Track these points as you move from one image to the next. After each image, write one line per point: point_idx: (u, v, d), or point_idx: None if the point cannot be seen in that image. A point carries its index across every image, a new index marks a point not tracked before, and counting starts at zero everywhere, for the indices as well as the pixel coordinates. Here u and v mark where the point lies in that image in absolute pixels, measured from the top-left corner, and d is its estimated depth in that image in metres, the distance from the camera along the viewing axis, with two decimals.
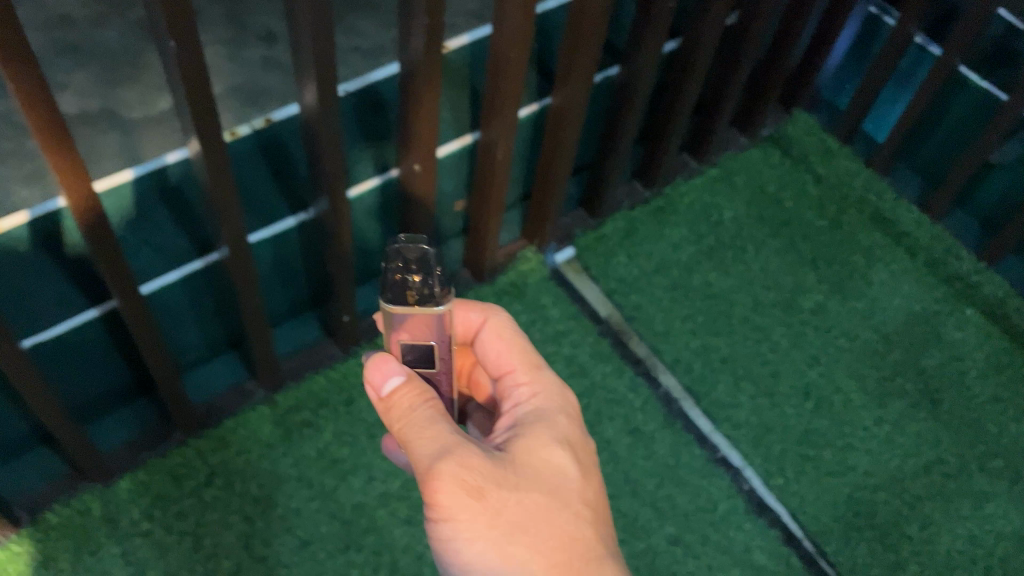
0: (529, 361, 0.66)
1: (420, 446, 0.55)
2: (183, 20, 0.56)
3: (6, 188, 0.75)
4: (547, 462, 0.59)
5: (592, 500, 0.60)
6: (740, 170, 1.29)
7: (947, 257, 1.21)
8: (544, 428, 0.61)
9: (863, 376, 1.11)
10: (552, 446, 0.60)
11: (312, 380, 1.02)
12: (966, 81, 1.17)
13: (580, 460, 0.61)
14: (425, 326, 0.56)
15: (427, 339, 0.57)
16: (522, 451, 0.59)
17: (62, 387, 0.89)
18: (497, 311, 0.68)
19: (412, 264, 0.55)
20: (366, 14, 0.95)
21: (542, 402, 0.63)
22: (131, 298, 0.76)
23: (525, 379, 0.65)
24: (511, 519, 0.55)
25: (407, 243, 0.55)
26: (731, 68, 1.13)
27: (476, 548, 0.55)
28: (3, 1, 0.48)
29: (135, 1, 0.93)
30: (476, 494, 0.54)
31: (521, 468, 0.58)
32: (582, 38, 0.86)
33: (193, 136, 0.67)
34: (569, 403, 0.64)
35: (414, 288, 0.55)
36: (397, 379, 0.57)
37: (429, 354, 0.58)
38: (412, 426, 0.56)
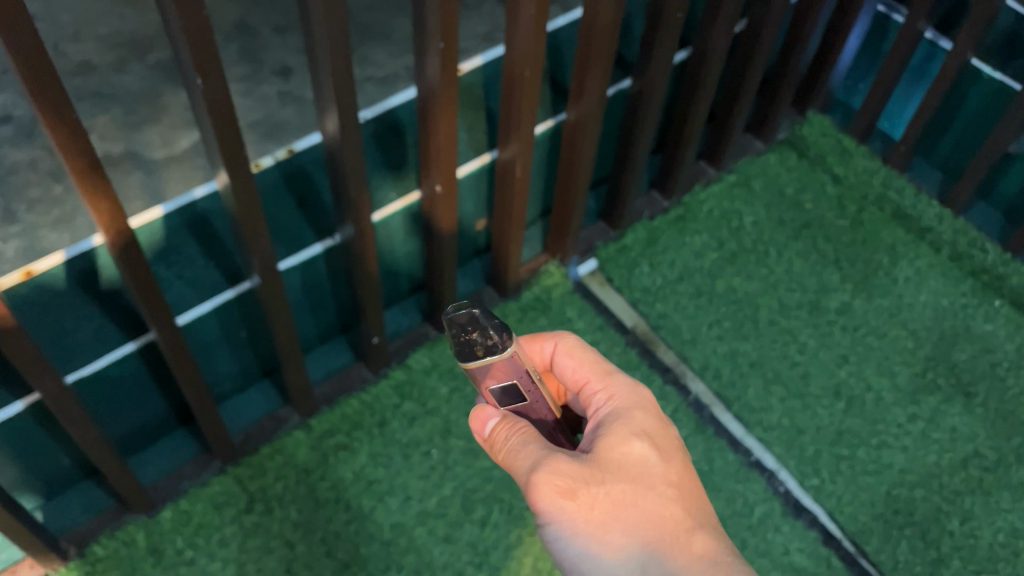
0: (600, 368, 0.66)
1: (518, 462, 0.59)
2: (206, 57, 0.58)
3: (41, 228, 0.77)
4: (628, 455, 0.60)
5: (677, 481, 0.60)
6: (757, 174, 1.30)
7: (971, 249, 1.21)
8: (621, 424, 0.62)
9: (894, 373, 1.11)
10: (631, 439, 0.61)
11: (345, 403, 1.04)
12: (979, 73, 1.16)
13: (661, 447, 0.61)
14: (507, 368, 0.56)
15: (510, 379, 0.58)
16: (604, 448, 0.60)
17: (104, 422, 0.91)
18: (565, 334, 0.68)
19: (468, 327, 0.54)
20: (379, 44, 0.97)
21: (620, 403, 0.64)
22: (168, 330, 0.78)
23: (601, 386, 0.65)
24: (603, 510, 0.58)
25: (456, 309, 0.54)
26: (743, 74, 1.14)
27: (580, 542, 0.58)
28: (39, 46, 0.50)
29: (156, 45, 0.96)
30: (568, 494, 0.57)
31: (605, 462, 0.60)
32: (594, 52, 0.88)
33: (221, 168, 0.69)
34: (646, 398, 0.64)
35: (478, 344, 0.54)
36: (495, 420, 0.62)
37: (517, 389, 0.60)
38: (510, 449, 0.60)
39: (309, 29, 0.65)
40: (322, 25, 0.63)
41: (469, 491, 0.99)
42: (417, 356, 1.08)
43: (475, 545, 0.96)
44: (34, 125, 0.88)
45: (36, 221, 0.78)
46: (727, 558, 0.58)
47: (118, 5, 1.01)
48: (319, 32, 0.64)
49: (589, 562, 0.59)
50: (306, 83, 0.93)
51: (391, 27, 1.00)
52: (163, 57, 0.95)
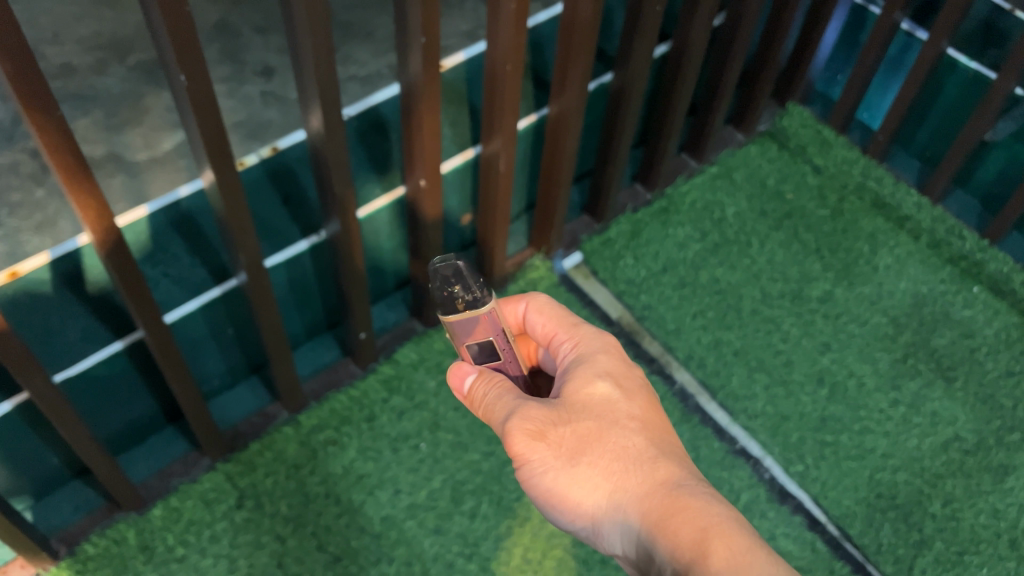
0: (566, 320, 0.69)
1: (492, 413, 0.63)
2: (190, 54, 0.58)
3: (26, 230, 0.77)
4: (593, 395, 0.64)
5: (640, 414, 0.64)
6: (739, 166, 1.31)
7: (950, 237, 1.23)
8: (585, 367, 0.65)
9: (875, 359, 1.13)
10: (594, 381, 0.64)
11: (333, 399, 1.04)
12: (955, 62, 1.18)
13: (622, 385, 0.65)
14: (485, 325, 0.61)
15: (486, 336, 0.62)
16: (570, 392, 0.64)
17: (93, 421, 0.92)
18: (534, 292, 0.71)
19: (451, 279, 0.59)
20: (361, 42, 0.98)
21: (584, 349, 0.67)
22: (156, 328, 0.79)
23: (567, 336, 0.69)
24: (572, 448, 0.62)
25: (442, 261, 0.59)
26: (723, 66, 1.15)
27: (554, 479, 0.62)
28: (23, 46, 0.50)
29: (138, 46, 0.96)
30: (539, 436, 0.61)
31: (571, 404, 0.63)
32: (575, 46, 0.89)
33: (207, 166, 0.69)
34: (609, 343, 0.68)
35: (460, 297, 0.59)
36: (472, 376, 0.65)
37: (492, 348, 0.64)
38: (485, 405, 0.64)
39: (293, 25, 0.65)
40: (306, 21, 0.63)
41: (458, 483, 1.00)
42: (404, 351, 1.09)
43: (465, 537, 0.97)
44: (14, 128, 0.88)
45: (20, 221, 0.79)
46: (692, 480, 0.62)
47: (97, 7, 1.01)
48: (303, 29, 0.64)
49: (565, 498, 0.63)
50: (288, 83, 0.94)
51: (372, 26, 1.00)
52: (143, 59, 0.95)
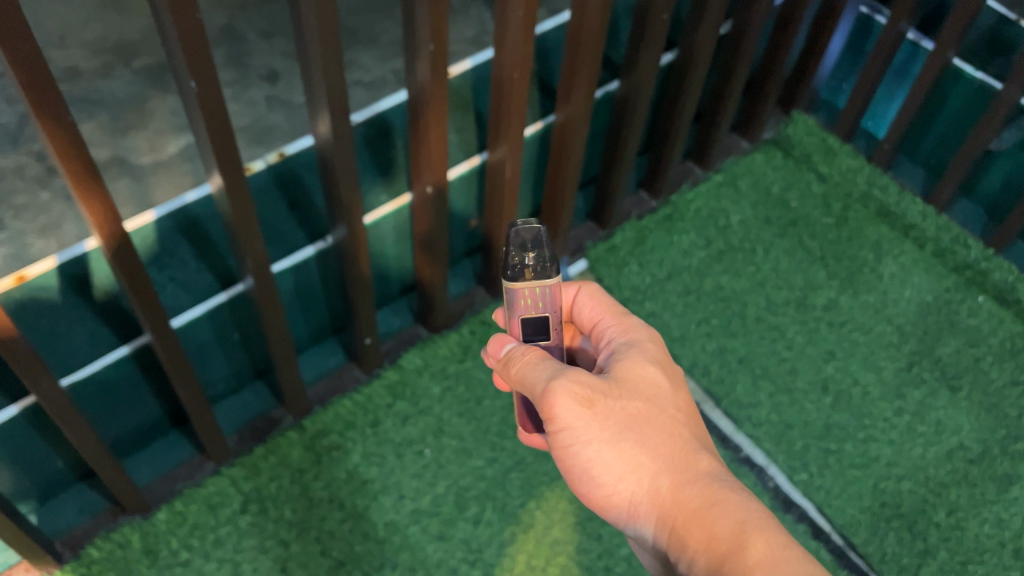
0: (617, 308, 0.73)
1: (535, 375, 0.62)
2: (201, 61, 0.59)
3: (30, 234, 0.77)
4: (642, 377, 0.65)
5: (684, 406, 0.66)
6: (744, 173, 1.31)
7: (954, 245, 1.23)
8: (636, 350, 0.67)
9: (880, 368, 1.13)
10: (645, 365, 0.66)
11: (337, 404, 1.04)
12: (961, 72, 1.18)
13: (670, 374, 0.67)
14: (539, 300, 0.65)
15: (542, 311, 0.66)
16: (619, 370, 0.65)
17: (100, 425, 0.92)
18: (589, 279, 0.75)
19: (528, 243, 0.64)
20: (366, 48, 0.98)
21: (633, 335, 0.70)
22: (163, 332, 0.79)
23: (615, 322, 0.72)
24: (618, 422, 0.62)
25: (522, 225, 0.64)
26: (729, 75, 1.15)
27: (593, 450, 0.62)
28: (36, 53, 0.51)
29: (143, 51, 0.97)
30: (586, 403, 0.61)
31: (620, 382, 0.64)
32: (581, 54, 0.89)
33: (216, 172, 0.70)
34: (657, 335, 0.70)
35: (529, 264, 0.64)
36: (516, 341, 0.65)
37: (545, 326, 0.66)
38: (529, 368, 0.63)
39: (303, 31, 0.66)
40: (315, 27, 0.63)
41: (462, 489, 1.00)
42: (409, 357, 1.09)
43: (468, 543, 0.97)
44: (20, 130, 0.88)
45: (25, 226, 0.79)
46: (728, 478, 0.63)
47: (103, 11, 1.01)
48: (311, 35, 0.65)
49: (601, 472, 0.63)
50: (294, 88, 0.94)
51: (377, 31, 1.01)
52: (149, 62, 0.96)
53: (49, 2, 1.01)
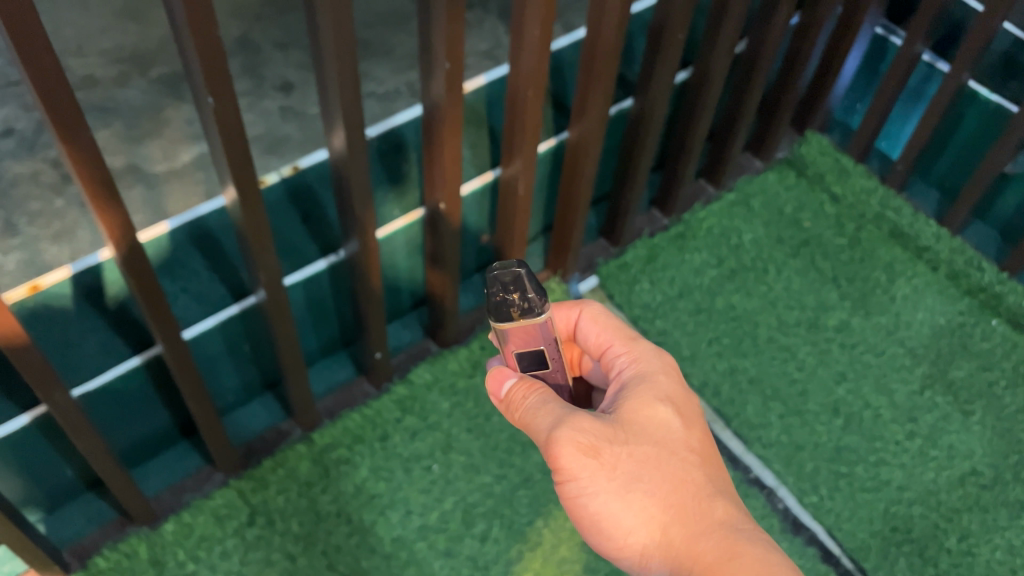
0: (625, 334, 0.71)
1: (537, 421, 0.62)
2: (219, 77, 0.60)
3: (37, 244, 0.78)
4: (653, 418, 0.64)
5: (698, 447, 0.65)
6: (757, 193, 1.31)
7: (968, 268, 1.22)
8: (646, 387, 0.66)
9: (892, 390, 1.12)
10: (655, 404, 0.65)
11: (347, 418, 1.04)
12: (976, 94, 1.18)
13: (682, 413, 0.66)
14: (533, 333, 0.60)
15: (537, 344, 0.62)
16: (628, 410, 0.64)
17: (109, 436, 0.92)
18: (590, 301, 0.73)
19: (510, 286, 0.58)
20: (380, 60, 0.99)
21: (643, 367, 0.68)
22: (176, 344, 0.79)
23: (624, 349, 0.70)
24: (626, 471, 0.62)
25: (502, 267, 0.58)
26: (743, 94, 1.16)
27: (602, 500, 0.62)
28: (59, 70, 0.52)
29: (157, 60, 0.97)
30: (592, 451, 0.61)
31: (629, 424, 0.63)
32: (597, 72, 0.90)
33: (230, 185, 0.70)
34: (668, 365, 0.69)
35: (516, 305, 0.58)
36: (511, 379, 0.65)
37: (542, 356, 0.64)
38: (529, 412, 0.63)
39: (320, 47, 0.66)
40: (333, 44, 0.64)
41: (470, 505, 1.00)
42: (419, 371, 1.09)
43: (475, 560, 0.97)
44: (36, 137, 0.88)
45: (31, 236, 0.79)
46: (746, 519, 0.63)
47: (120, 20, 1.02)
48: (329, 50, 0.65)
49: (610, 521, 0.63)
50: (309, 98, 0.95)
51: (392, 43, 1.01)
52: (165, 72, 0.96)
53: (68, 11, 1.02)
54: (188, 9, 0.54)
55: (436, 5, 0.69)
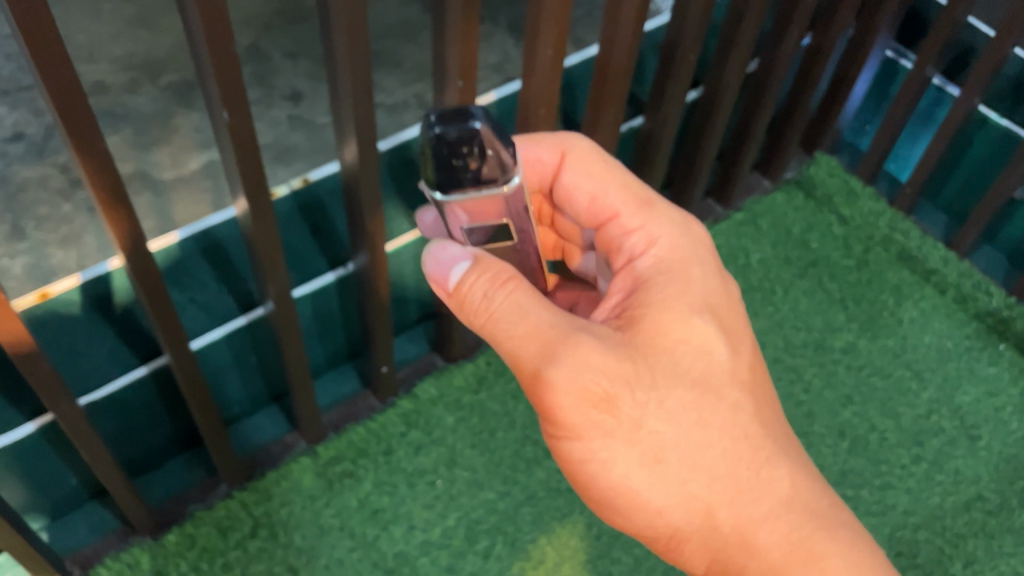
0: (637, 201, 0.68)
1: (524, 343, 0.57)
2: (234, 92, 0.60)
3: (42, 251, 0.77)
4: (685, 347, 0.61)
5: (742, 377, 0.64)
6: (765, 213, 1.30)
7: (976, 292, 1.22)
8: (676, 298, 0.63)
9: (898, 414, 1.12)
10: (688, 323, 0.62)
11: (352, 431, 1.03)
12: (985, 119, 1.18)
13: (723, 330, 0.64)
14: (491, 206, 0.53)
15: (498, 217, 0.55)
16: (650, 331, 0.61)
17: (115, 445, 0.93)
18: (574, 146, 0.69)
19: (459, 145, 0.49)
20: (389, 72, 0.97)
21: (666, 264, 0.65)
22: (183, 355, 0.80)
23: (636, 225, 0.67)
24: (653, 424, 0.60)
25: (448, 123, 0.49)
26: (753, 114, 1.16)
27: (616, 462, 0.61)
28: (76, 83, 0.52)
29: (168, 64, 0.94)
30: (609, 399, 0.58)
31: (652, 355, 0.60)
32: (608, 90, 0.90)
33: (241, 196, 0.71)
34: (698, 260, 0.66)
35: (468, 171, 0.50)
36: (465, 264, 0.57)
37: (506, 229, 0.57)
38: (507, 322, 0.57)
39: (334, 63, 0.67)
40: (347, 59, 0.65)
41: (473, 522, 1.00)
42: (424, 386, 1.08)
43: None
44: (46, 142, 0.84)
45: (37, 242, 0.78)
46: (783, 484, 0.65)
47: (133, 27, 0.97)
48: (343, 64, 0.66)
49: (621, 481, 0.62)
50: (318, 108, 0.92)
51: (401, 53, 0.99)
52: (176, 78, 0.93)
53: (82, 18, 0.97)
54: (204, 19, 0.54)
55: (450, 22, 0.70)
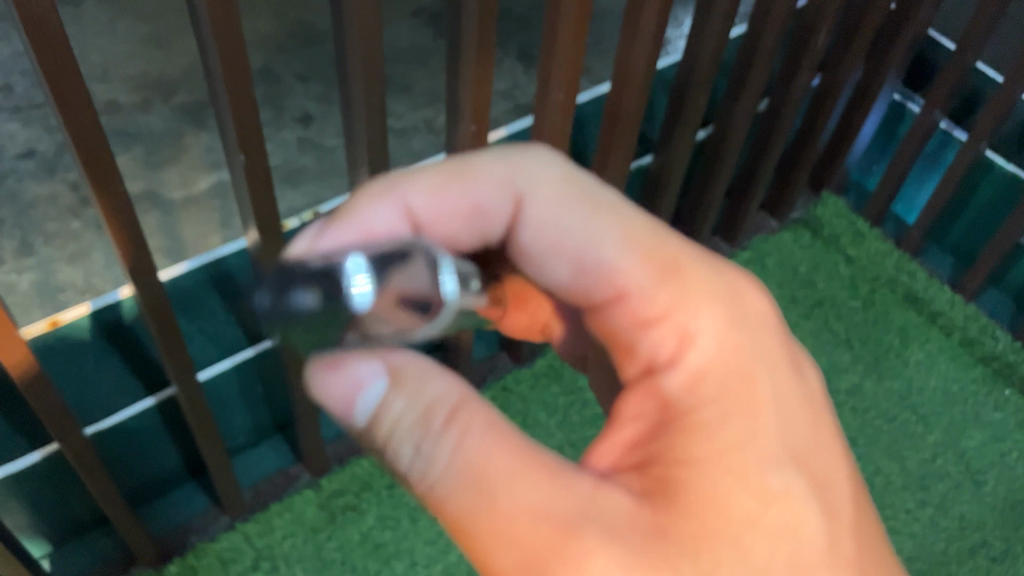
0: (663, 263, 0.51)
1: (504, 548, 0.41)
2: (249, 127, 0.63)
3: (50, 266, 0.79)
4: (757, 532, 0.42)
5: (846, 551, 0.44)
6: (772, 251, 1.31)
7: (982, 336, 1.22)
8: (730, 448, 0.44)
9: (904, 457, 1.11)
10: (751, 484, 0.43)
11: (355, 464, 1.03)
12: (992, 164, 1.19)
13: (812, 479, 0.45)
14: (395, 314, 0.43)
15: (404, 320, 0.44)
16: (695, 504, 0.42)
17: (120, 474, 0.93)
18: (527, 175, 0.55)
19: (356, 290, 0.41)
20: (399, 96, 0.99)
21: (712, 377, 0.47)
22: (190, 387, 0.80)
23: (659, 314, 0.50)
24: None
25: (312, 281, 0.41)
26: (761, 153, 1.17)
27: None
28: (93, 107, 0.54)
29: (179, 85, 0.95)
30: None
31: (706, 550, 0.41)
32: (619, 129, 0.91)
33: (253, 221, 0.72)
34: (753, 371, 0.47)
35: (390, 299, 0.43)
36: (380, 386, 0.46)
37: (413, 305, 0.44)
38: (482, 519, 0.42)
39: (350, 97, 0.68)
40: (361, 87, 0.66)
41: None
42: None
43: None
44: (57, 159, 0.85)
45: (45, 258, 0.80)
46: None
47: (147, 48, 0.96)
48: (357, 93, 0.68)
49: None
50: (328, 132, 0.96)
51: (411, 78, 1.01)
52: (189, 100, 0.94)
53: (95, 37, 0.96)
54: (220, 50, 0.56)
55: (466, 60, 0.71)
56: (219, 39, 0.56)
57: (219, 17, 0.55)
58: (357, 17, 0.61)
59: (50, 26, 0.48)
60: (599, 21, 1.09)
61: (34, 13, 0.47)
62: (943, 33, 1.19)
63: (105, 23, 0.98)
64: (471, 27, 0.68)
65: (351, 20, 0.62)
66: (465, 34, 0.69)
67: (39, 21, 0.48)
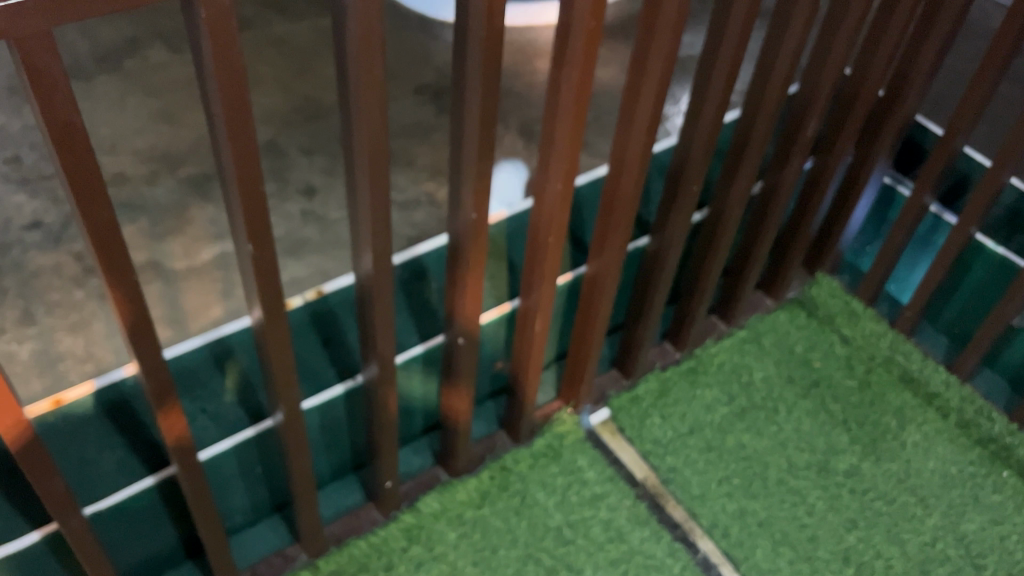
0: None
1: None
2: (257, 225, 0.64)
3: (50, 336, 0.80)
4: None
5: None
6: (767, 331, 1.33)
7: (978, 419, 1.23)
8: None
9: (903, 541, 1.11)
10: None
11: (353, 545, 1.05)
12: (983, 246, 1.21)
13: None
14: None
15: None
16: None
17: (117, 554, 0.94)
18: None
19: None
20: (402, 170, 1.00)
21: None
22: (191, 471, 0.81)
23: None
24: None
25: None
26: (756, 235, 1.20)
27: None
28: (109, 201, 0.55)
29: (187, 160, 0.98)
30: None
31: None
32: (617, 213, 0.94)
33: (256, 310, 0.73)
34: None
35: None
36: None
37: None
38: None
39: (354, 177, 0.70)
40: (368, 180, 0.68)
41: None
42: (427, 500, 1.10)
43: None
44: (63, 231, 0.89)
45: (43, 328, 0.80)
46: None
47: (156, 123, 1.02)
48: (362, 182, 0.69)
49: None
50: (332, 203, 0.95)
51: (414, 154, 1.02)
52: (195, 172, 0.97)
53: (106, 111, 1.03)
54: (235, 152, 0.58)
55: (467, 146, 0.73)
56: (232, 145, 0.57)
57: (233, 125, 0.56)
58: (363, 114, 0.63)
59: (75, 131, 0.50)
60: (598, 97, 1.11)
61: (60, 119, 0.49)
62: (930, 119, 1.23)
63: (115, 99, 1.04)
64: (473, 112, 0.70)
65: (357, 119, 0.64)
66: (467, 119, 0.71)
67: (65, 125, 0.49)
